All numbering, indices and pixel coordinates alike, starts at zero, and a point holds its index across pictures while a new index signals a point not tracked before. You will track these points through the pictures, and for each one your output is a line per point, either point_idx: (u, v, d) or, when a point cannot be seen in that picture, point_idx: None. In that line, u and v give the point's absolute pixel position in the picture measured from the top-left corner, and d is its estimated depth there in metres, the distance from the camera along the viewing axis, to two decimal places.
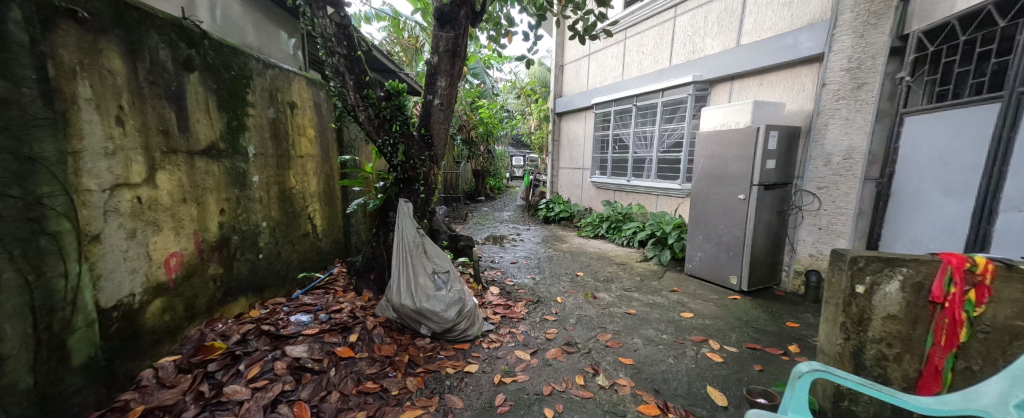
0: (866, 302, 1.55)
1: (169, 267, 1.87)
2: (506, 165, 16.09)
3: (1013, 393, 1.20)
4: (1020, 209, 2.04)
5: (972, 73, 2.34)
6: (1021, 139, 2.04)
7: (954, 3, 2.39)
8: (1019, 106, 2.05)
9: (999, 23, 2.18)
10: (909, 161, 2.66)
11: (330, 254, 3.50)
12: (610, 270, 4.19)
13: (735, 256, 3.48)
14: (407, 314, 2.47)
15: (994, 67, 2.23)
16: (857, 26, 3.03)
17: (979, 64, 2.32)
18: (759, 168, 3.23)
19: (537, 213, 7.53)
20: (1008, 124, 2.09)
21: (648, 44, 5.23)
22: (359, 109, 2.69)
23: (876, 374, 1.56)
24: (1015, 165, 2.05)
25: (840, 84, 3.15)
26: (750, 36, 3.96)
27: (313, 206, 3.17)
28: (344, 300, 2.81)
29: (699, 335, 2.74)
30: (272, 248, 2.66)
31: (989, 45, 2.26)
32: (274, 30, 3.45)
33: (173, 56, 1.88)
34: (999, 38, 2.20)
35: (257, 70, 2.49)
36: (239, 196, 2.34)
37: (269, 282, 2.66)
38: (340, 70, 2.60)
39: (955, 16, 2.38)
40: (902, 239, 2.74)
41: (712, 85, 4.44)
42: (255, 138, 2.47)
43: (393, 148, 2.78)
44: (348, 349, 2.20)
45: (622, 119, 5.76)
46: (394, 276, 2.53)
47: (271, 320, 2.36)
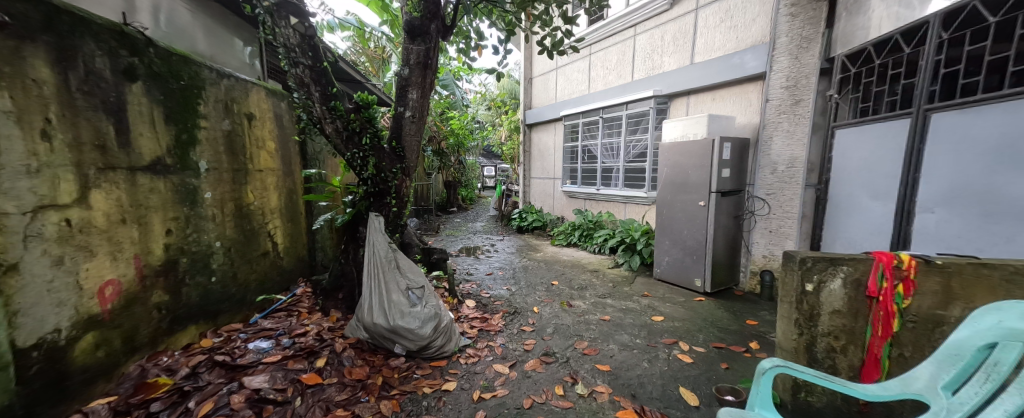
0: (815, 299, 1.69)
1: (103, 297, 1.74)
2: (478, 177, 16.16)
3: (941, 375, 1.22)
4: (932, 210, 2.27)
5: (887, 92, 2.62)
6: (930, 149, 2.27)
7: (868, 31, 2.70)
8: (925, 121, 2.30)
9: (908, 50, 2.46)
10: (843, 169, 2.93)
11: (294, 274, 3.36)
12: (584, 278, 4.27)
13: (699, 260, 3.64)
14: (379, 334, 2.42)
15: (904, 87, 2.51)
16: (791, 49, 3.32)
17: (891, 85, 2.60)
18: (716, 176, 3.43)
19: (510, 223, 7.58)
20: (917, 137, 2.33)
21: (611, 60, 5.48)
22: (326, 121, 2.62)
23: (827, 365, 1.69)
24: (925, 171, 2.30)
25: (781, 100, 3.42)
26: (702, 55, 4.23)
27: (275, 223, 3.05)
28: (309, 323, 2.72)
29: (669, 337, 2.85)
30: (227, 270, 2.52)
31: (898, 69, 2.54)
32: (227, 37, 3.35)
33: (112, 65, 1.79)
34: (906, 62, 2.49)
35: (210, 79, 2.39)
36: (189, 214, 2.21)
37: (225, 307, 2.52)
38: (305, 81, 2.56)
39: (869, 43, 2.69)
40: (839, 239, 2.99)
41: (671, 99, 4.68)
42: (207, 152, 2.36)
43: (363, 160, 2.73)
44: (314, 376, 2.12)
45: (590, 131, 5.93)
46: (365, 294, 2.48)
47: (226, 349, 2.24)
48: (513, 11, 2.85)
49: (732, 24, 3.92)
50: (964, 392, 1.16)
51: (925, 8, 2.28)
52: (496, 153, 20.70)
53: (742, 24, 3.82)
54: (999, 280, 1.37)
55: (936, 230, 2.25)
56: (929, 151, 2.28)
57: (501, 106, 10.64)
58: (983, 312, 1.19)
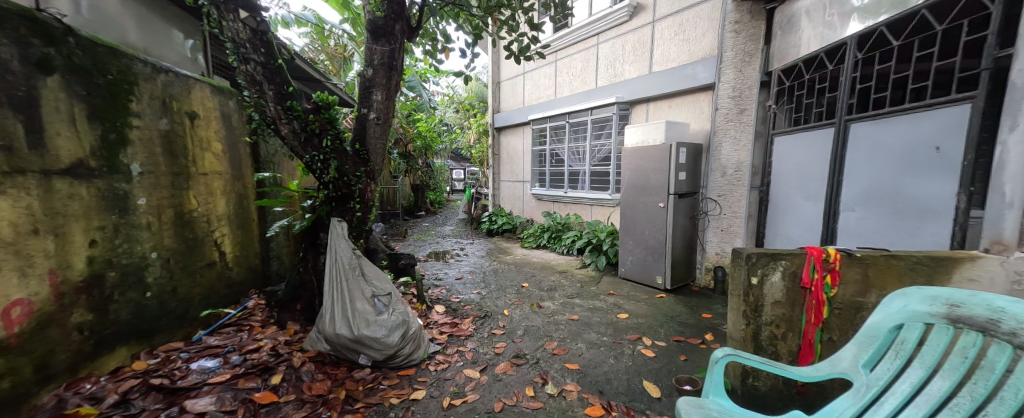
0: (759, 291, 1.85)
1: (10, 319, 1.59)
2: (448, 180, 16.01)
3: (862, 355, 1.35)
4: (852, 209, 2.54)
5: (815, 104, 2.89)
6: (850, 155, 2.54)
7: (799, 49, 2.99)
8: (845, 130, 2.57)
9: (829, 66, 2.73)
10: (782, 172, 3.19)
11: (244, 285, 3.19)
12: (553, 279, 4.36)
13: (660, 259, 3.82)
14: (342, 345, 2.36)
15: (828, 99, 2.77)
16: (736, 63, 3.61)
17: (819, 97, 2.86)
18: (674, 179, 3.62)
19: (480, 226, 7.58)
20: (840, 144, 2.59)
21: (576, 66, 5.64)
22: (281, 121, 2.53)
23: (771, 351, 1.84)
24: (847, 175, 2.56)
25: (728, 109, 3.71)
26: (660, 65, 4.45)
27: (223, 231, 2.88)
28: (263, 337, 2.61)
29: (634, 334, 2.97)
30: (164, 283, 2.35)
31: (823, 83, 2.81)
32: (165, 28, 3.13)
33: (22, 56, 1.66)
34: (829, 78, 2.75)
35: (143, 74, 2.24)
36: (118, 222, 2.06)
37: (162, 325, 2.35)
38: (258, 78, 2.46)
39: (800, 59, 2.98)
40: (779, 237, 3.26)
41: (632, 106, 4.89)
42: (140, 153, 2.21)
43: (323, 163, 2.64)
44: (269, 394, 2.04)
45: (557, 135, 6.07)
46: (327, 304, 2.40)
47: (164, 371, 2.10)
48: (480, 15, 2.88)
49: (684, 37, 4.16)
50: (881, 369, 1.31)
51: (844, 29, 2.55)
52: (466, 156, 20.60)
53: (694, 38, 4.06)
54: (904, 269, 1.56)
55: (857, 227, 2.51)
56: (850, 157, 2.54)
57: (469, 109, 10.69)
58: (893, 296, 1.32)
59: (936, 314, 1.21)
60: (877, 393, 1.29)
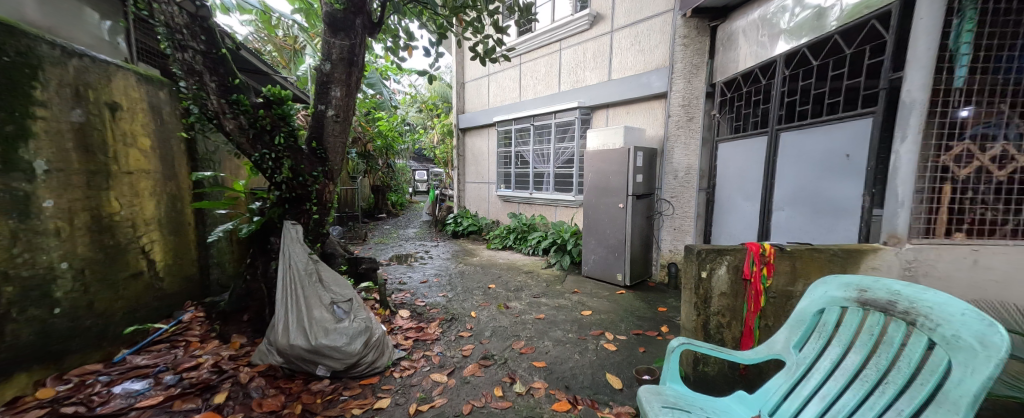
0: (708, 284, 2.00)
1: None
2: (410, 181, 15.67)
3: (793, 337, 1.52)
4: (782, 208, 2.82)
5: (752, 115, 3.20)
6: (780, 160, 2.82)
7: (737, 64, 3.30)
8: (776, 138, 2.85)
9: (762, 81, 3.05)
10: (726, 175, 3.49)
11: (179, 298, 2.96)
12: (520, 280, 4.43)
13: (620, 257, 4.00)
14: (298, 356, 2.26)
15: (762, 111, 3.08)
16: (685, 73, 3.86)
17: (755, 108, 3.18)
18: (632, 181, 3.81)
19: (445, 228, 7.51)
20: (772, 150, 2.87)
21: (540, 71, 5.77)
22: (224, 116, 2.40)
23: (717, 339, 2.01)
24: (778, 178, 2.84)
25: (679, 116, 3.93)
26: (618, 72, 4.66)
27: (151, 237, 2.64)
28: (202, 353, 2.47)
29: (597, 329, 3.10)
30: (77, 296, 2.14)
31: (759, 96, 3.11)
32: (76, 6, 2.49)
33: None
34: (762, 91, 3.06)
35: (50, 57, 2.02)
36: (18, 228, 1.86)
37: (74, 345, 2.13)
38: (196, 68, 2.31)
39: (738, 74, 3.30)
40: (723, 234, 3.54)
41: (593, 110, 5.08)
42: (47, 148, 1.99)
43: (276, 163, 2.54)
44: (211, 414, 1.95)
45: (522, 137, 6.15)
46: (280, 314, 2.30)
47: (81, 398, 1.94)
48: (445, 15, 2.89)
49: (640, 47, 4.38)
50: (809, 349, 1.48)
51: (773, 49, 2.86)
52: (429, 157, 20.27)
53: (648, 49, 4.30)
54: (826, 260, 1.87)
55: (786, 224, 2.79)
56: (780, 161, 2.82)
57: (433, 108, 10.59)
58: (815, 285, 1.51)
59: (849, 298, 1.39)
60: (805, 371, 1.46)
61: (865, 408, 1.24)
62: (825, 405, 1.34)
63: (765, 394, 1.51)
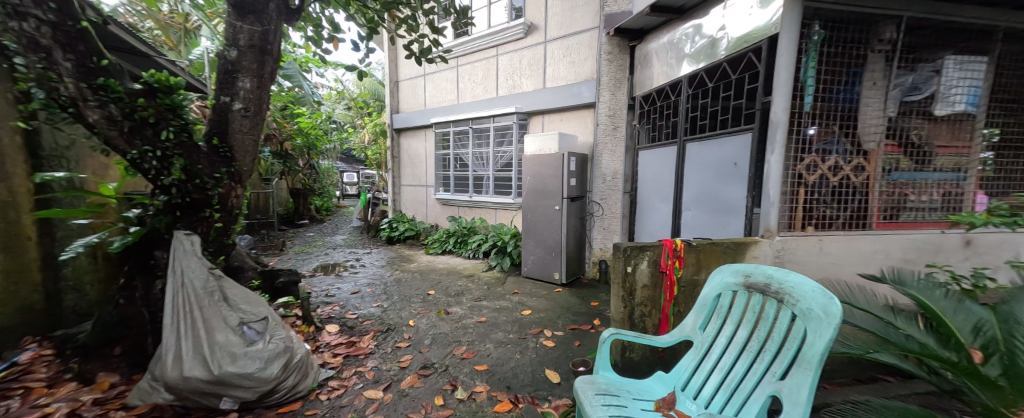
0: (632, 277, 2.20)
1: None
2: (338, 183, 14.68)
3: (698, 319, 1.75)
4: (689, 208, 3.20)
5: (665, 126, 3.64)
6: (687, 166, 3.21)
7: (652, 80, 3.71)
8: (683, 147, 3.24)
9: (672, 97, 3.49)
10: (646, 180, 3.90)
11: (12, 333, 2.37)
12: (460, 284, 4.42)
13: (557, 257, 4.20)
14: (195, 389, 2.02)
15: (673, 123, 3.50)
16: (609, 84, 4.22)
17: (667, 120, 3.60)
18: (567, 184, 4.04)
19: (379, 234, 7.19)
20: (680, 157, 3.27)
21: (477, 74, 5.83)
22: (87, 104, 2.01)
23: (642, 327, 2.22)
24: (685, 182, 3.23)
25: (606, 125, 4.27)
26: (552, 81, 4.89)
27: None
28: (52, 402, 2.06)
29: (537, 328, 3.23)
30: None
31: (670, 109, 3.54)
32: None
33: None
34: (673, 106, 3.48)
35: None
36: None
37: None
38: (43, 44, 1.90)
39: (652, 90, 3.73)
40: (645, 232, 3.99)
41: (530, 116, 5.25)
42: None
43: (163, 163, 2.21)
44: None
45: (461, 140, 6.15)
46: (172, 343, 2.05)
47: None
48: (376, 9, 2.81)
49: (571, 59, 4.64)
50: (711, 328, 1.71)
51: (679, 69, 3.25)
52: (358, 157, 19.18)
53: (578, 61, 4.57)
54: (721, 251, 2.31)
55: (692, 221, 3.16)
56: (687, 167, 3.21)
57: (363, 106, 10.10)
58: (714, 272, 1.77)
59: (738, 281, 1.66)
60: (708, 347, 1.69)
61: (751, 375, 1.48)
62: (724, 375, 1.58)
63: (678, 371, 1.72)
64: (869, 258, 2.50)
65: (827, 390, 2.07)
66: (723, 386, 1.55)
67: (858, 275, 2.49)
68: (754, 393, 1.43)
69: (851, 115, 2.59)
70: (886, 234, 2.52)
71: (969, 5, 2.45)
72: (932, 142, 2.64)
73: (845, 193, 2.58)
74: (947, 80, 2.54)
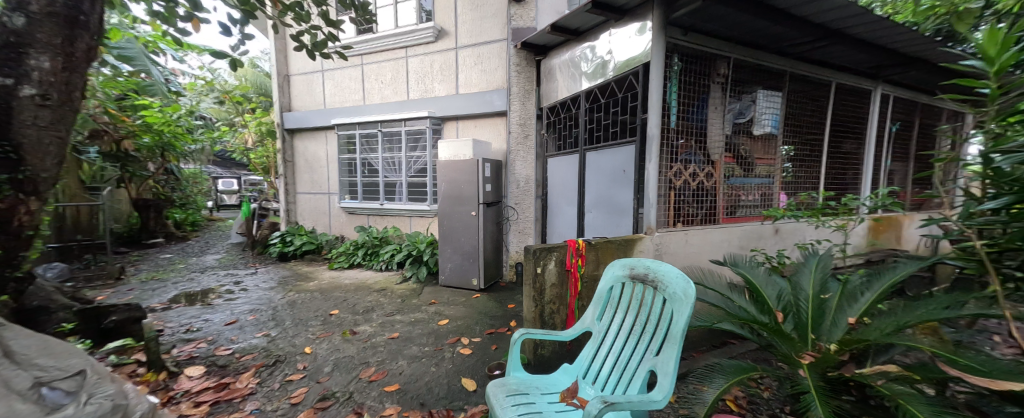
0: (542, 277, 2.36)
1: None
2: (211, 191, 12.48)
3: (596, 312, 1.93)
4: (590, 210, 3.53)
5: (568, 136, 3.95)
6: (587, 173, 3.55)
7: (557, 93, 4.00)
8: (583, 156, 3.56)
9: (572, 110, 3.81)
10: (554, 184, 4.21)
11: None
12: (370, 300, 4.15)
13: (474, 262, 4.23)
14: None
15: (575, 133, 3.82)
16: (519, 95, 4.44)
17: (570, 130, 3.91)
18: (482, 190, 4.12)
19: (268, 250, 6.31)
20: (582, 165, 3.58)
21: (385, 74, 5.61)
22: None
23: (551, 323, 2.40)
24: (586, 187, 3.56)
25: (518, 133, 4.48)
26: (464, 88, 4.97)
27: None
28: None
29: (453, 336, 3.20)
30: None
31: (572, 121, 3.87)
32: None
33: None
34: (574, 118, 3.81)
35: None
36: None
37: None
38: None
39: (556, 102, 4.05)
40: (555, 233, 4.30)
41: (444, 121, 5.23)
42: None
43: None
44: None
45: (369, 143, 5.82)
46: None
47: None
48: None
49: (482, 67, 4.79)
50: (606, 317, 1.90)
51: (579, 85, 3.57)
52: (237, 161, 16.59)
53: (489, 69, 4.73)
54: (613, 247, 2.66)
55: (593, 223, 3.50)
56: (587, 174, 3.55)
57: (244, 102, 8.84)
58: (607, 267, 1.98)
59: (625, 273, 1.89)
60: (604, 336, 1.88)
61: (637, 355, 1.69)
62: (617, 359, 1.77)
63: (580, 361, 1.87)
64: (718, 246, 3.12)
65: (693, 359, 2.75)
66: (617, 369, 1.74)
67: (708, 260, 3.07)
68: (639, 370, 1.64)
69: (700, 131, 3.14)
70: (727, 226, 3.16)
71: (767, 52, 3.23)
72: (753, 155, 3.36)
73: (703, 194, 3.16)
74: (760, 108, 3.29)
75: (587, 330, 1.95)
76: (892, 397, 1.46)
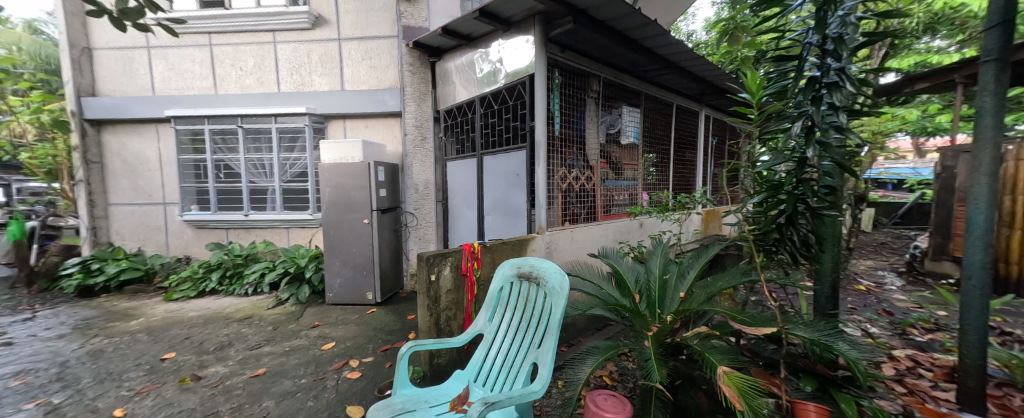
0: (436, 285, 2.35)
1: None
2: None
3: (487, 313, 2.02)
4: (489, 213, 3.64)
5: (466, 140, 4.01)
6: (485, 178, 3.66)
7: (455, 96, 3.98)
8: (481, 160, 3.67)
9: (468, 115, 3.88)
10: (454, 188, 4.19)
11: None
12: (228, 332, 3.43)
13: (368, 275, 3.90)
14: None
15: (473, 138, 3.90)
16: (415, 96, 4.31)
17: (468, 135, 3.98)
18: (376, 196, 3.86)
19: (57, 285, 4.62)
20: (480, 169, 3.68)
21: (245, 60, 4.75)
22: None
23: (446, 330, 2.40)
24: (484, 190, 3.66)
25: (414, 136, 4.34)
26: (351, 84, 4.63)
27: None
28: None
29: (338, 361, 2.88)
30: None
31: (468, 126, 3.94)
32: None
33: None
34: (470, 123, 3.89)
35: None
36: None
37: None
38: None
39: (452, 107, 4.07)
40: (457, 237, 4.29)
41: (326, 119, 4.74)
42: None
43: None
44: None
45: (226, 142, 4.84)
46: None
47: None
48: None
49: (371, 63, 4.58)
50: (497, 317, 2.01)
51: (473, 91, 3.66)
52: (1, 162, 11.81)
53: (380, 67, 4.57)
54: (508, 248, 2.82)
55: (492, 225, 3.61)
56: (485, 178, 3.66)
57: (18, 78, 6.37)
58: (497, 269, 2.09)
59: (512, 273, 2.04)
60: (494, 336, 1.98)
61: (523, 350, 1.84)
62: (506, 356, 1.89)
63: (472, 365, 1.93)
64: (598, 240, 3.58)
65: (563, 352, 2.98)
66: (506, 366, 1.85)
67: (590, 253, 3.49)
68: (524, 364, 1.77)
69: (580, 139, 3.54)
70: (605, 222, 3.66)
71: (627, 74, 3.85)
72: (621, 161, 3.96)
73: (585, 195, 3.57)
74: (625, 121, 3.92)
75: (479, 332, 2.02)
76: (700, 351, 1.83)
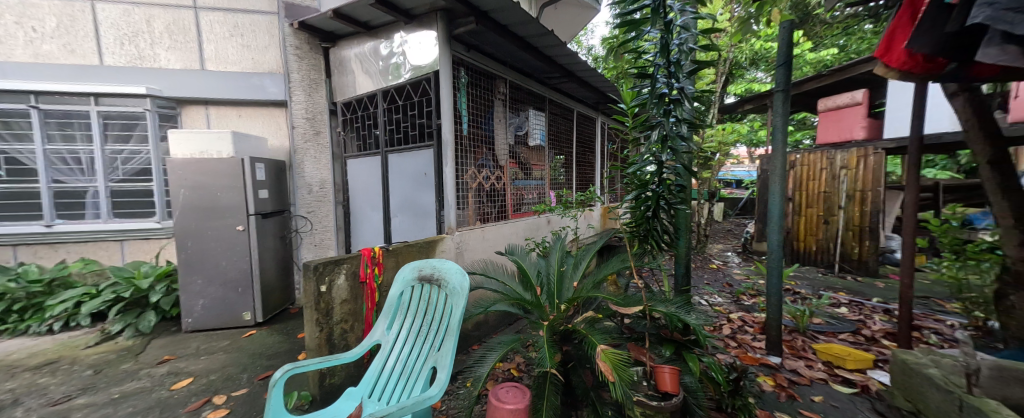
0: (328, 296, 2.10)
1: None
2: None
3: (383, 322, 1.91)
4: (398, 215, 3.43)
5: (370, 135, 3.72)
6: (390, 177, 3.43)
7: (354, 88, 3.62)
8: (386, 159, 3.43)
9: (371, 109, 3.59)
10: (356, 188, 3.84)
11: None
12: (13, 386, 2.51)
13: (245, 292, 3.29)
14: None
15: (377, 134, 3.63)
16: (305, 85, 3.80)
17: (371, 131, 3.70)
18: (253, 197, 3.28)
19: None
20: (386, 168, 3.44)
21: (44, 20, 3.54)
22: None
23: (342, 345, 2.17)
24: (391, 190, 3.44)
25: (304, 129, 3.83)
26: (214, 63, 3.85)
27: None
28: None
29: (197, 400, 2.35)
30: None
31: (371, 121, 3.66)
32: None
33: None
34: (373, 118, 3.61)
35: None
36: None
37: None
38: None
39: (351, 99, 3.72)
40: (360, 241, 3.94)
41: (180, 104, 3.83)
42: None
43: None
44: None
45: (9, 127, 3.52)
46: None
47: None
48: None
49: (242, 41, 3.88)
50: (396, 325, 1.93)
51: (372, 84, 3.40)
52: None
53: (255, 47, 3.90)
54: (415, 250, 2.69)
55: (401, 227, 3.41)
56: (391, 178, 3.43)
57: None
58: (398, 273, 2.01)
59: (413, 276, 1.98)
60: (393, 345, 1.89)
61: (422, 355, 1.80)
62: (405, 364, 1.82)
63: (367, 380, 1.81)
64: (509, 237, 3.70)
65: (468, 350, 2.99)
66: (404, 374, 1.79)
67: (500, 250, 3.59)
68: (422, 370, 1.74)
69: (489, 139, 3.61)
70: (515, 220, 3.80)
71: (532, 79, 4.06)
72: (530, 161, 4.17)
73: (495, 194, 3.65)
74: (532, 123, 4.08)
75: (375, 343, 1.91)
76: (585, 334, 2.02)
